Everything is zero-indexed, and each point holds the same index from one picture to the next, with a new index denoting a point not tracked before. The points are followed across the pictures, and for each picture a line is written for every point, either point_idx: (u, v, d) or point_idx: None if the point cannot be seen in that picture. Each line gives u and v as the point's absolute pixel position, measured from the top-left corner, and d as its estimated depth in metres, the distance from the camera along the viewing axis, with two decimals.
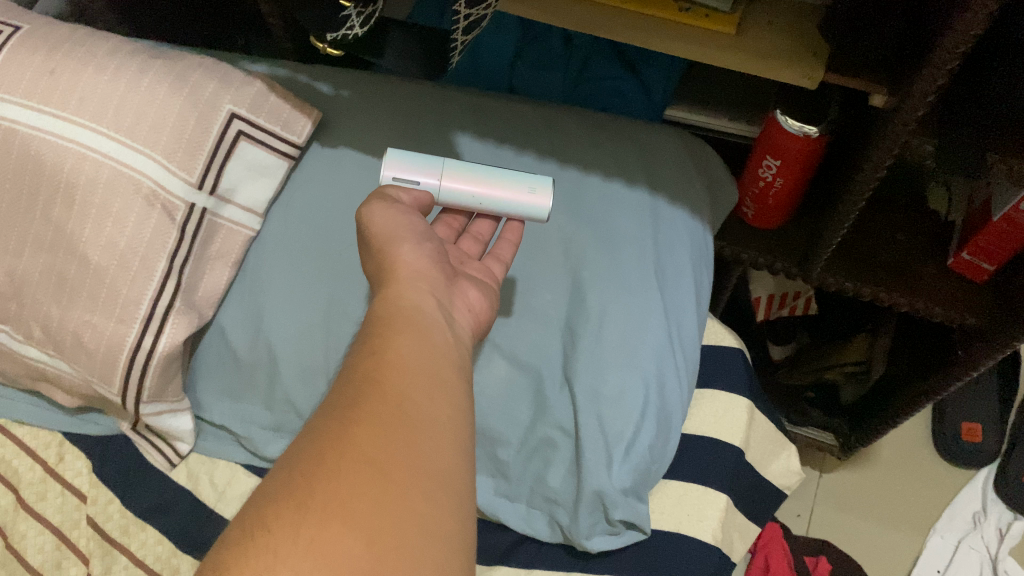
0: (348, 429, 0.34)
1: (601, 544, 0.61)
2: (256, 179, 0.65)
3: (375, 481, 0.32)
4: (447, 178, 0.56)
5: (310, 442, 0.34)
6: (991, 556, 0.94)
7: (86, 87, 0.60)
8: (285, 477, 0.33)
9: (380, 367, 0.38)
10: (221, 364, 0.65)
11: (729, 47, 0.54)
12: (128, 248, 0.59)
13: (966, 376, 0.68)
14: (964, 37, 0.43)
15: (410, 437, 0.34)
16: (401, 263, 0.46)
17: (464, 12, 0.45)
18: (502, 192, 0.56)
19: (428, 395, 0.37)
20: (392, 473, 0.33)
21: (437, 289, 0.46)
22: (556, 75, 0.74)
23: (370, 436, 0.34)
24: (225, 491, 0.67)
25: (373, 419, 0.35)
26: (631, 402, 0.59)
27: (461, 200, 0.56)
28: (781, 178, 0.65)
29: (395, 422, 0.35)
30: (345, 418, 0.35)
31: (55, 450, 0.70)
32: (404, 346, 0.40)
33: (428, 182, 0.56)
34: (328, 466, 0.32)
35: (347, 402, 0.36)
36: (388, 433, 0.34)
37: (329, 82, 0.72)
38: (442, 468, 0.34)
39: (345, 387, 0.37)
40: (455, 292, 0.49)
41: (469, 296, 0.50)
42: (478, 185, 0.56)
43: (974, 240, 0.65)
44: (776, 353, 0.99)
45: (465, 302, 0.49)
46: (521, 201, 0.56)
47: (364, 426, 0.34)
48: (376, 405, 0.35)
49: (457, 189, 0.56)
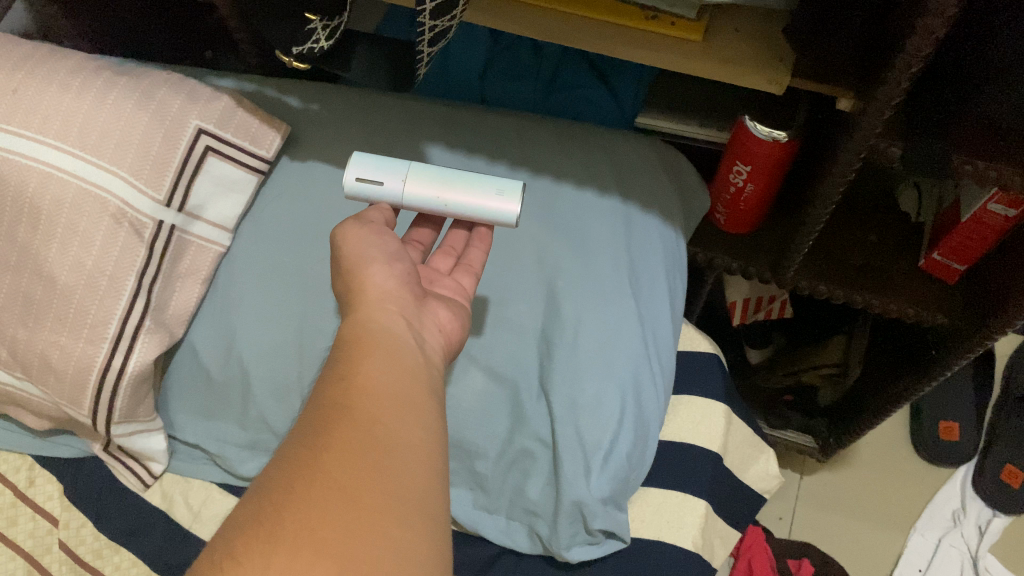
0: (319, 455, 0.34)
1: (581, 555, 0.61)
2: (225, 195, 0.65)
3: (347, 506, 0.32)
4: (411, 181, 0.55)
5: (280, 469, 0.34)
6: (971, 554, 0.95)
7: (50, 105, 0.59)
8: (255, 503, 0.32)
9: (349, 393, 0.37)
10: (192, 382, 0.65)
11: (700, 55, 0.54)
12: (95, 267, 0.58)
13: (941, 376, 0.68)
14: (926, 41, 0.43)
15: (381, 460, 0.34)
16: (371, 283, 0.46)
17: (429, 24, 0.45)
18: (466, 196, 0.54)
19: (398, 416, 0.37)
20: (362, 498, 0.32)
21: (406, 310, 0.46)
22: (526, 86, 0.74)
23: (342, 461, 0.33)
24: (200, 512, 0.66)
25: (343, 444, 0.34)
26: (608, 411, 0.59)
27: (426, 204, 0.55)
28: (752, 183, 0.66)
29: (366, 446, 0.34)
30: (316, 444, 0.34)
31: (26, 474, 0.69)
32: (375, 368, 0.39)
33: (391, 186, 0.55)
34: (300, 491, 0.32)
35: (317, 427, 0.35)
36: (359, 457, 0.34)
37: (297, 96, 0.72)
38: (415, 491, 0.34)
39: (315, 412, 0.37)
40: (426, 311, 0.48)
41: (440, 314, 0.50)
42: (442, 189, 0.55)
43: (944, 242, 0.66)
44: (753, 356, 0.97)
45: (434, 321, 0.49)
46: (487, 205, 0.54)
47: (335, 451, 0.34)
48: (347, 431, 0.35)
49: (423, 193, 0.55)
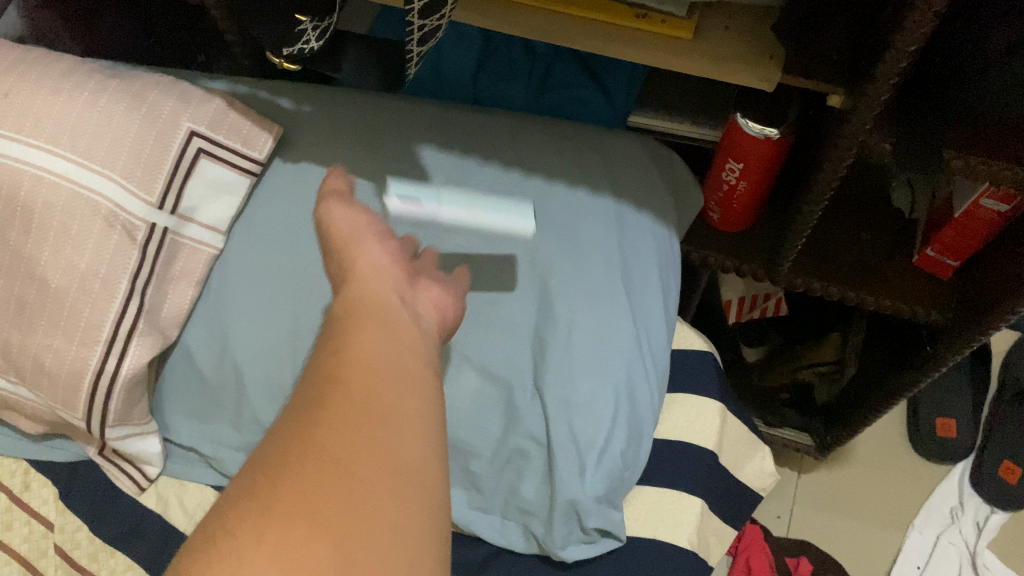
0: (314, 428, 0.33)
1: (577, 553, 0.60)
2: (218, 198, 0.64)
3: (340, 477, 0.30)
4: (443, 202, 0.64)
5: (275, 444, 0.33)
6: (969, 551, 0.95)
7: (42, 109, 0.59)
8: (244, 487, 0.31)
9: (342, 366, 0.36)
10: (186, 384, 0.65)
11: (690, 53, 0.54)
12: (89, 269, 0.59)
13: (936, 372, 0.68)
14: (913, 37, 0.44)
15: (376, 430, 0.33)
16: (364, 261, 0.46)
17: (418, 23, 0.45)
18: (490, 216, 0.64)
19: (397, 384, 0.35)
20: (356, 469, 0.31)
21: (400, 287, 0.45)
22: (518, 85, 0.73)
23: (336, 434, 0.32)
24: (195, 516, 0.66)
25: (337, 415, 0.33)
26: (602, 410, 0.59)
27: (455, 222, 0.63)
28: (744, 180, 0.66)
29: (360, 417, 0.33)
30: (311, 419, 0.33)
31: (21, 478, 0.69)
32: (371, 338, 0.38)
33: (428, 204, 0.63)
34: (291, 469, 0.31)
35: (312, 401, 0.34)
36: (351, 428, 0.32)
37: (289, 97, 0.71)
38: (414, 458, 0.32)
39: (309, 387, 0.35)
40: (418, 287, 0.47)
41: (434, 292, 0.48)
42: (469, 211, 0.64)
43: (937, 239, 0.66)
44: (748, 354, 0.99)
45: (429, 300, 0.47)
46: (508, 219, 0.64)
47: (325, 424, 0.33)
48: (340, 405, 0.33)
49: (453, 212, 0.64)
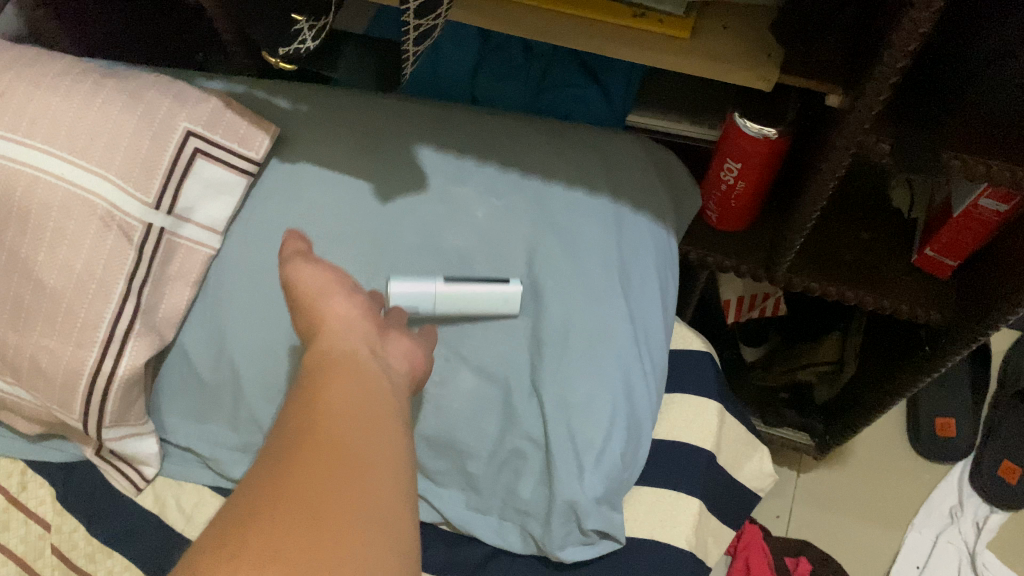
0: (285, 473, 0.33)
1: (575, 555, 0.60)
2: (215, 197, 0.64)
3: (310, 523, 0.31)
4: (441, 286, 0.60)
5: (248, 490, 0.33)
6: (969, 550, 0.95)
7: (38, 109, 0.59)
8: (216, 530, 0.31)
9: (312, 417, 0.36)
10: (184, 385, 0.64)
11: (687, 53, 0.54)
12: (85, 270, 0.58)
13: (936, 372, 0.68)
14: (912, 37, 0.43)
15: (345, 478, 0.33)
16: (331, 317, 0.47)
17: (413, 23, 0.45)
18: (487, 287, 0.60)
19: (368, 435, 0.36)
20: (327, 515, 0.31)
21: (371, 336, 0.46)
22: (516, 85, 0.73)
23: (306, 481, 0.32)
24: (193, 516, 0.66)
25: (309, 460, 0.33)
26: (600, 411, 0.58)
27: (459, 305, 0.60)
28: (742, 181, 0.66)
29: (332, 462, 0.33)
30: (282, 466, 0.33)
31: (18, 478, 0.69)
32: (340, 391, 0.38)
33: (426, 297, 0.59)
34: (261, 516, 0.31)
35: (285, 447, 0.35)
36: (321, 476, 0.33)
37: (286, 96, 0.71)
38: (383, 506, 0.33)
39: (278, 438, 0.36)
40: (388, 339, 0.48)
41: (403, 343, 0.49)
42: (467, 288, 0.60)
43: (936, 238, 0.66)
44: (749, 353, 1.00)
45: (400, 348, 0.48)
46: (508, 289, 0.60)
47: (297, 470, 0.33)
48: (310, 453, 0.34)
49: (453, 295, 0.60)
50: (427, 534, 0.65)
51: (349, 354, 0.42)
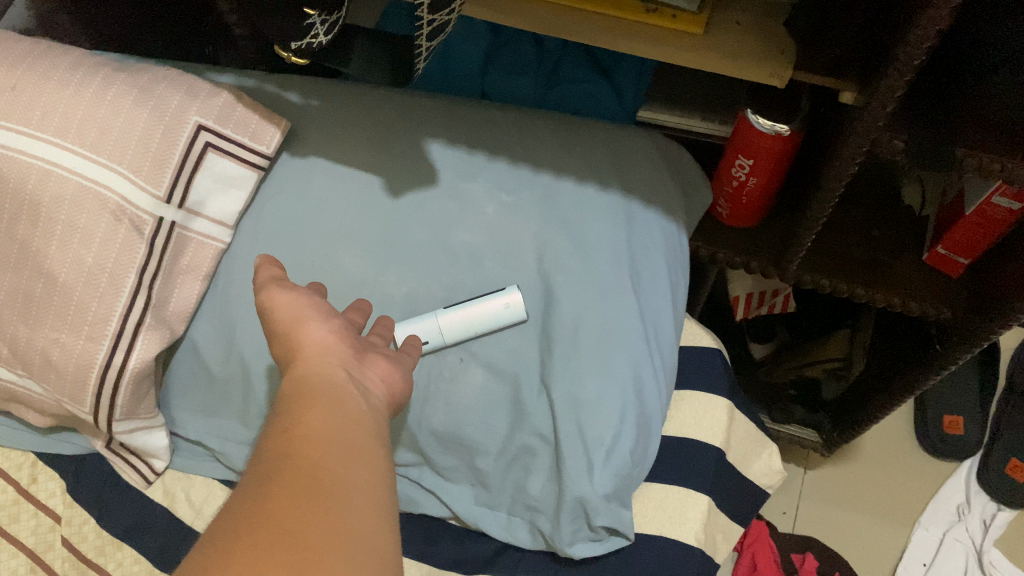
0: (266, 502, 0.29)
1: (584, 551, 0.60)
2: (225, 191, 0.64)
3: (292, 552, 0.27)
4: (443, 319, 0.60)
5: (226, 520, 0.29)
6: (977, 549, 0.94)
7: (49, 102, 0.59)
8: (192, 566, 0.28)
9: (289, 444, 0.33)
10: (193, 379, 0.65)
11: (700, 50, 0.53)
12: (95, 264, 0.58)
13: (945, 371, 0.68)
14: (929, 33, 0.43)
15: (327, 505, 0.30)
16: (306, 344, 0.42)
17: (427, 17, 0.45)
18: (484, 308, 0.60)
19: (355, 456, 0.33)
20: (314, 543, 0.28)
21: (348, 361, 0.41)
22: (527, 81, 0.73)
23: (285, 511, 0.29)
24: (201, 510, 0.66)
25: (293, 485, 0.30)
26: (610, 408, 0.58)
27: (464, 332, 0.60)
28: (754, 177, 0.65)
29: (317, 487, 0.30)
30: (259, 493, 0.30)
31: (28, 471, 0.69)
32: (316, 415, 0.35)
33: (432, 334, 0.59)
34: (235, 551, 0.27)
35: (267, 470, 0.31)
36: (302, 502, 0.29)
37: (298, 91, 0.71)
38: (370, 536, 0.30)
39: (254, 465, 0.32)
40: (365, 362, 0.43)
41: (382, 364, 0.43)
42: (468, 313, 0.60)
43: (948, 234, 0.66)
44: (757, 352, 0.97)
45: (379, 370, 0.43)
46: (504, 307, 0.60)
47: (280, 494, 0.30)
48: (289, 480, 0.30)
49: (456, 325, 0.59)
50: (436, 529, 0.65)
51: (341, 351, 0.42)
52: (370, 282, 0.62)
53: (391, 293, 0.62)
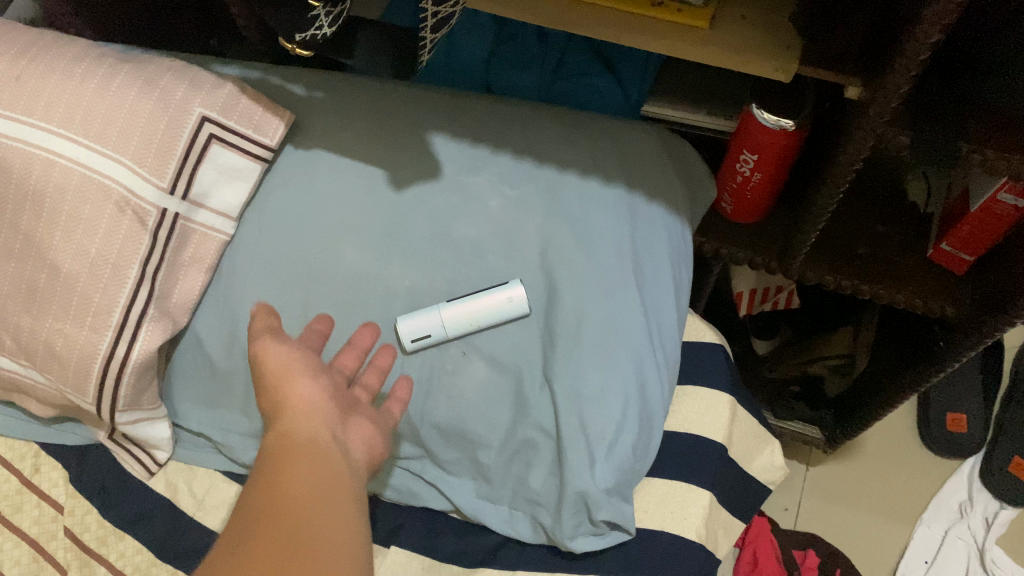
0: (248, 554, 0.34)
1: (585, 545, 0.60)
2: (228, 183, 0.64)
3: None
4: (447, 313, 0.59)
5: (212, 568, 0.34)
6: (977, 546, 0.94)
7: (54, 92, 0.59)
8: None
9: (273, 501, 0.37)
10: (196, 371, 0.65)
11: (704, 43, 0.53)
12: (99, 254, 0.58)
13: (948, 369, 0.68)
14: (935, 28, 0.43)
15: (304, 557, 0.34)
16: (293, 398, 0.47)
17: (431, 10, 0.45)
18: (486, 304, 0.59)
19: (332, 512, 0.38)
20: None
21: (332, 423, 0.47)
22: (532, 74, 0.73)
23: (266, 562, 0.34)
24: (204, 500, 0.66)
25: (272, 541, 0.35)
26: (612, 402, 0.58)
27: (466, 328, 0.60)
28: (758, 172, 0.65)
29: (294, 542, 0.35)
30: (242, 547, 0.35)
31: (31, 461, 0.69)
32: (299, 475, 0.39)
33: (436, 329, 0.59)
34: None
35: (249, 525, 0.36)
36: (282, 555, 0.34)
37: (302, 83, 0.71)
38: None
39: (240, 518, 0.37)
40: (347, 423, 0.49)
41: (361, 428, 0.50)
42: (472, 308, 0.59)
43: (953, 231, 0.65)
44: (759, 347, 0.99)
45: (360, 435, 0.49)
46: (506, 303, 0.60)
47: (261, 549, 0.34)
48: (269, 536, 0.35)
49: (459, 319, 0.60)
50: (438, 522, 0.66)
51: (325, 410, 0.47)
52: (373, 275, 0.62)
53: (394, 287, 0.62)
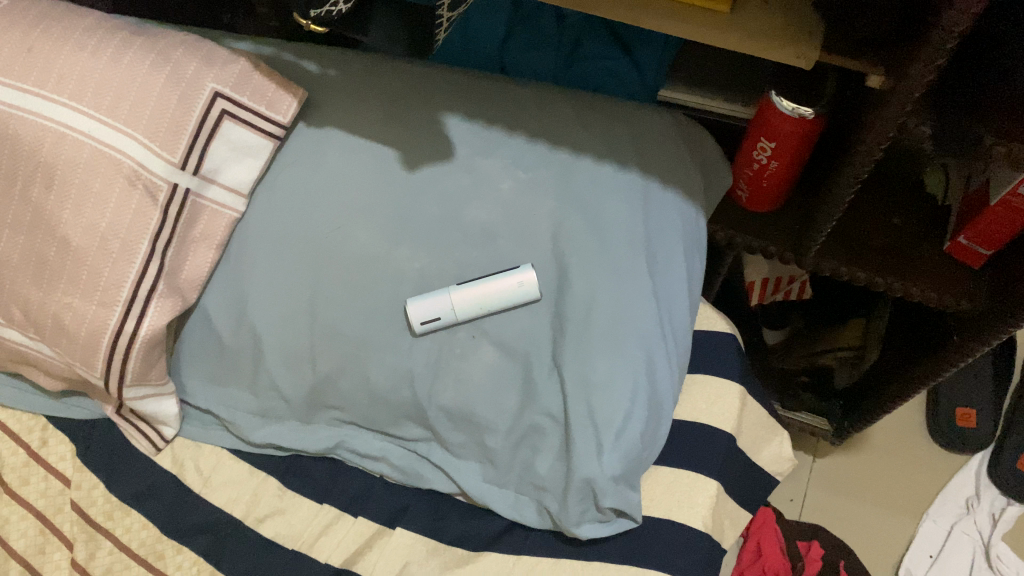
0: None
1: (591, 532, 0.60)
2: (240, 160, 0.63)
3: None
4: (457, 296, 0.59)
5: None
6: (983, 542, 0.94)
7: (65, 65, 0.59)
8: None
9: None
10: (205, 348, 0.65)
11: (726, 26, 0.51)
12: (108, 229, 0.58)
13: (959, 364, 0.67)
14: (961, 19, 0.42)
15: None
16: None
17: None
18: (497, 289, 0.59)
19: None
20: None
21: None
22: (547, 55, 0.72)
23: None
24: (210, 477, 0.66)
25: None
26: (621, 390, 0.58)
27: (475, 312, 0.59)
28: (775, 160, 0.64)
29: None
30: None
31: (38, 434, 0.69)
32: None
33: (445, 313, 0.59)
34: None
35: None
36: None
37: (315, 61, 0.70)
38: None
39: None
40: None
41: None
42: (481, 292, 0.59)
43: (971, 224, 0.64)
44: (771, 338, 0.96)
45: None
46: (514, 288, 0.59)
47: None
48: None
49: (468, 303, 0.59)
50: (444, 505, 0.65)
51: None
52: (384, 256, 0.62)
53: (405, 269, 0.61)
